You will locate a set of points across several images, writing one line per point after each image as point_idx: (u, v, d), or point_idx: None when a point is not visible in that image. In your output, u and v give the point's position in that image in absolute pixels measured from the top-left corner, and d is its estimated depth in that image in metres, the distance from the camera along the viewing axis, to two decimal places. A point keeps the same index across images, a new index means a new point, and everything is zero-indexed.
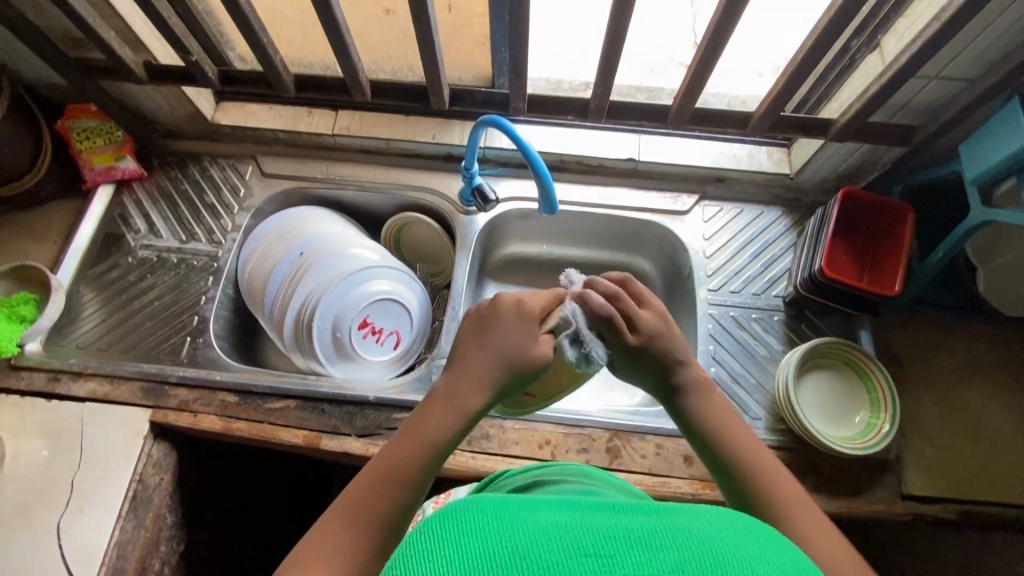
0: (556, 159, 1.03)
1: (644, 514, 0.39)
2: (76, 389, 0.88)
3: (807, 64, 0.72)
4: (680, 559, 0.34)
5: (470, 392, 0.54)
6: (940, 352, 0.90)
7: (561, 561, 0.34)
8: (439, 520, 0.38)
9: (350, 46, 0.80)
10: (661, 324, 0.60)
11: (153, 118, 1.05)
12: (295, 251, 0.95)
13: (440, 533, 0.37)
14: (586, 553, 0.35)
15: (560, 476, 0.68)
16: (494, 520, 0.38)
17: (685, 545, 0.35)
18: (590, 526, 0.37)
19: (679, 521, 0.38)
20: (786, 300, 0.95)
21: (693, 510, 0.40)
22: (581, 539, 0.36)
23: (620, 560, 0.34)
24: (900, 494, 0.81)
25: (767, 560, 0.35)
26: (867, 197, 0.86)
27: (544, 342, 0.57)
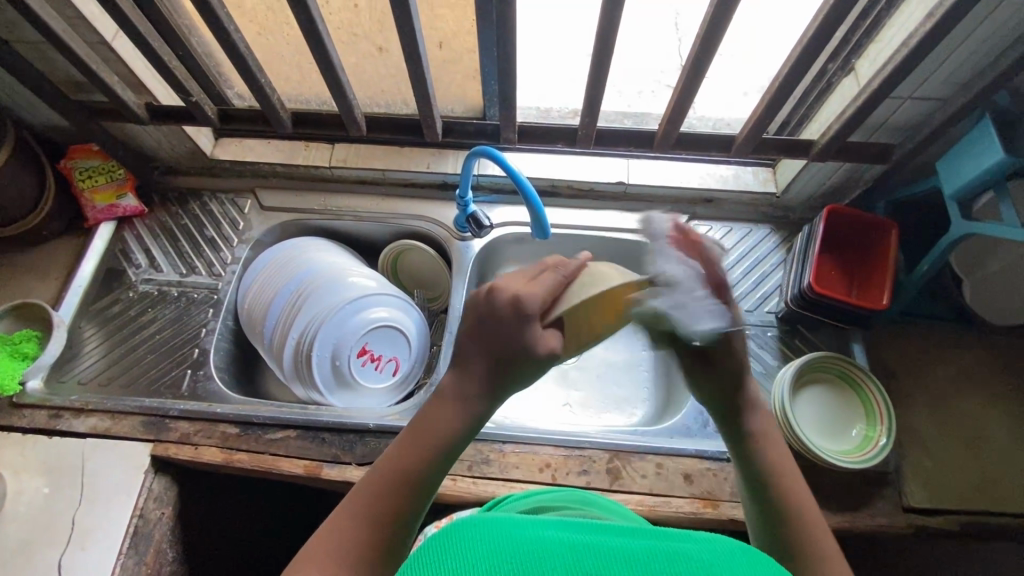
0: (548, 185, 1.06)
1: (645, 538, 0.41)
2: (78, 424, 0.89)
3: (784, 89, 0.75)
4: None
5: (476, 393, 0.53)
6: (933, 363, 0.91)
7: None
8: (450, 534, 0.40)
9: (344, 84, 0.83)
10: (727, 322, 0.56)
11: (154, 156, 1.08)
12: (297, 280, 0.97)
13: (452, 543, 0.39)
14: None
15: (560, 503, 0.69)
16: (502, 536, 0.39)
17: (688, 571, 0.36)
18: (593, 545, 0.39)
19: (677, 546, 0.39)
20: (778, 316, 0.97)
21: (692, 535, 0.41)
22: (586, 559, 0.37)
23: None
24: (901, 507, 0.81)
25: None
26: (853, 214, 0.88)
27: (547, 337, 0.54)
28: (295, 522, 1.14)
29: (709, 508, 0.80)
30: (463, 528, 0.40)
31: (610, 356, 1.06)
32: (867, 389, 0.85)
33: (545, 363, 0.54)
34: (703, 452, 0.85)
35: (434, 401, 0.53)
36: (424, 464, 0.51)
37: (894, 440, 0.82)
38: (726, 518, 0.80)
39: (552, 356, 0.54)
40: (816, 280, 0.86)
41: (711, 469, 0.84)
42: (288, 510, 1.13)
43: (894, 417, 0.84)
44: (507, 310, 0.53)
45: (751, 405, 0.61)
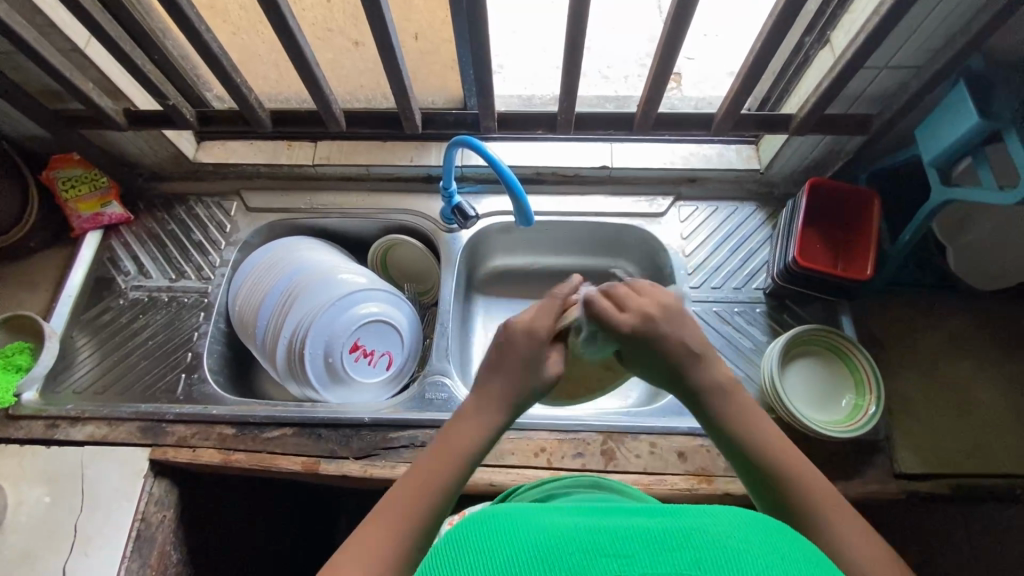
0: (533, 172, 1.07)
1: (660, 519, 0.42)
2: (75, 433, 0.90)
3: (759, 65, 0.75)
4: (697, 557, 0.37)
5: (491, 410, 0.59)
6: (920, 330, 0.92)
7: (582, 563, 0.37)
8: (468, 539, 0.41)
9: (321, 81, 0.83)
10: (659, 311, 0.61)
11: (137, 162, 1.08)
12: (286, 280, 0.98)
13: (469, 547, 0.40)
14: (605, 554, 0.37)
15: (564, 490, 0.70)
16: (517, 534, 0.40)
17: (697, 545, 0.38)
18: (607, 531, 0.40)
19: (690, 522, 0.40)
20: (766, 292, 0.97)
21: (705, 510, 0.43)
22: (601, 543, 0.38)
23: (639, 561, 0.37)
24: (893, 473, 0.82)
25: (782, 557, 0.38)
26: (835, 186, 0.88)
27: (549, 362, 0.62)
28: (297, 517, 1.15)
29: (704, 483, 0.81)
30: (482, 527, 0.42)
31: None
32: (855, 358, 0.85)
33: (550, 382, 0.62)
34: (696, 429, 0.86)
35: (461, 421, 0.59)
36: (443, 477, 0.55)
37: (883, 407, 0.83)
38: (722, 492, 0.81)
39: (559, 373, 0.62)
40: (800, 254, 0.87)
41: (705, 445, 0.85)
42: (290, 508, 1.14)
43: (883, 384, 0.85)
44: (523, 343, 0.60)
45: (709, 391, 0.60)
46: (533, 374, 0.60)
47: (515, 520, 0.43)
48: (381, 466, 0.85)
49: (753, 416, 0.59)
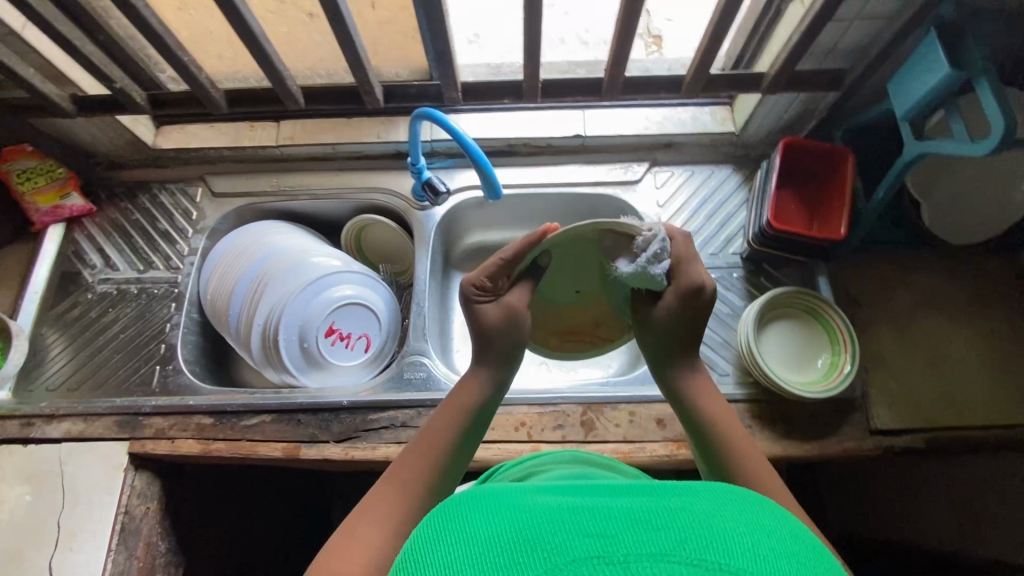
0: (504, 144, 1.04)
1: (645, 501, 0.41)
2: (51, 431, 0.89)
3: (726, 22, 0.72)
4: (681, 538, 0.36)
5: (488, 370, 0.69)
6: (896, 288, 0.92)
7: (564, 544, 0.36)
8: (453, 526, 0.41)
9: (273, 57, 0.79)
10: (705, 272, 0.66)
11: (94, 150, 1.04)
12: (257, 266, 0.96)
13: (454, 535, 0.40)
14: (589, 534, 0.37)
15: (542, 466, 0.71)
16: (501, 520, 0.40)
17: (683, 526, 0.37)
18: (589, 511, 0.39)
19: (674, 505, 0.40)
20: (743, 256, 0.97)
21: (691, 491, 0.43)
22: (582, 524, 0.38)
23: (622, 540, 0.36)
24: (868, 429, 0.84)
25: (770, 538, 0.38)
26: (808, 145, 0.87)
27: (508, 300, 0.68)
28: (287, 501, 1.16)
29: (683, 449, 0.82)
30: (467, 515, 0.41)
31: None
32: (830, 318, 0.85)
33: (513, 322, 0.68)
34: None
35: (465, 382, 0.69)
36: (452, 428, 0.65)
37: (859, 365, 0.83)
38: None
39: (516, 310, 0.68)
40: (774, 217, 0.86)
41: None
42: (279, 491, 1.14)
43: (858, 342, 0.85)
44: (477, 292, 0.68)
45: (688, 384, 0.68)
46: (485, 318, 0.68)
47: (501, 502, 0.42)
48: (362, 448, 0.85)
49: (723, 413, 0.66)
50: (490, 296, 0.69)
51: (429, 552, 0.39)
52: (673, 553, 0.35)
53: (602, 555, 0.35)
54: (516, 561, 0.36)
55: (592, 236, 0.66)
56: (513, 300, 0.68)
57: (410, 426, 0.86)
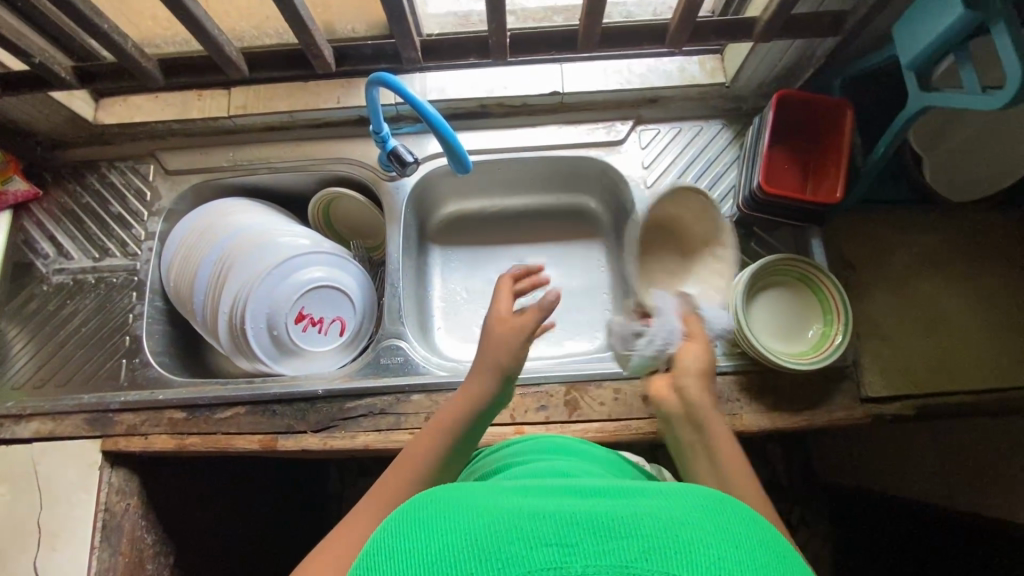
0: (477, 104, 0.96)
1: (610, 502, 0.39)
2: (20, 431, 0.86)
3: None
4: (645, 548, 0.34)
5: (491, 367, 0.65)
6: (893, 249, 0.87)
7: (522, 553, 0.35)
8: (409, 527, 0.38)
9: (206, 23, 0.70)
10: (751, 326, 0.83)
11: (29, 129, 0.95)
12: (221, 249, 0.90)
13: (410, 535, 0.37)
14: (548, 542, 0.35)
15: (532, 458, 0.66)
16: (459, 520, 0.38)
17: (648, 533, 0.35)
18: (550, 511, 0.37)
19: (639, 506, 0.38)
20: (732, 221, 0.92)
21: (660, 490, 0.41)
22: (543, 527, 0.36)
23: (583, 550, 0.34)
24: (858, 398, 0.82)
25: (737, 543, 0.36)
26: (804, 97, 0.79)
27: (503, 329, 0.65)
28: (277, 479, 1.16)
29: None
30: (424, 515, 0.39)
31: (567, 283, 1.07)
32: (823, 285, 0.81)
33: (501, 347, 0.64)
34: None
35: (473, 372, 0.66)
36: (458, 421, 0.63)
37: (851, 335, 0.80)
38: None
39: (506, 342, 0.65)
40: (766, 179, 0.79)
41: None
42: (268, 471, 1.13)
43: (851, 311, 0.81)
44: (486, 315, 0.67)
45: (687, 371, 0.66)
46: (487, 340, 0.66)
47: (460, 500, 0.40)
48: (340, 437, 0.82)
49: (709, 410, 0.64)
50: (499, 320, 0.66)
51: (381, 554, 0.37)
52: (633, 567, 0.34)
53: (560, 566, 0.34)
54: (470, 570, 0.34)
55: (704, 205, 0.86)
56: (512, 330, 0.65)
57: (389, 413, 0.83)
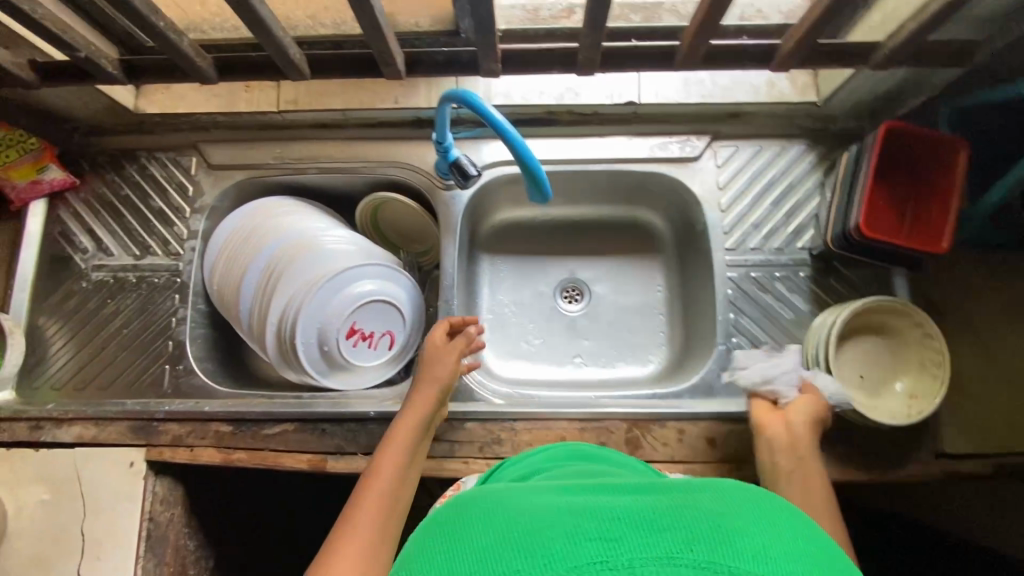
0: (543, 110, 0.89)
1: (642, 497, 0.35)
2: (62, 434, 0.84)
3: None
4: (689, 538, 0.31)
5: (433, 385, 0.77)
6: (985, 295, 0.82)
7: (558, 549, 0.31)
8: (432, 545, 0.34)
9: (271, 24, 0.64)
10: (899, 408, 0.75)
11: (67, 115, 0.89)
12: (269, 256, 0.86)
13: (436, 549, 0.33)
14: (590, 536, 0.31)
15: (558, 467, 0.61)
16: (486, 524, 0.34)
17: (695, 526, 0.32)
18: (581, 509, 0.34)
19: (675, 501, 0.34)
20: (812, 253, 0.86)
21: (696, 488, 0.37)
22: (577, 522, 0.32)
23: (627, 543, 0.30)
24: (934, 452, 0.78)
25: (786, 537, 0.32)
26: (912, 131, 0.72)
27: (443, 356, 0.79)
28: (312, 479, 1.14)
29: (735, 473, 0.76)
30: (448, 527, 0.35)
31: (621, 299, 1.02)
32: (929, 342, 0.74)
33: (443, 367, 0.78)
34: (728, 413, 0.79)
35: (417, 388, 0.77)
36: (412, 432, 0.72)
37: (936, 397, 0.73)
38: (752, 480, 0.77)
39: (446, 364, 0.78)
40: (867, 220, 0.73)
41: (737, 430, 0.79)
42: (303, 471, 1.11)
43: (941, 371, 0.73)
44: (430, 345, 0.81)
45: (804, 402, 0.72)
46: (428, 362, 0.79)
47: (492, 506, 0.36)
48: None
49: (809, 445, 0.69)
50: (437, 347, 0.80)
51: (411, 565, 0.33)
52: (680, 557, 0.30)
53: (607, 563, 0.30)
54: (506, 567, 0.30)
55: (896, 310, 0.75)
56: (452, 357, 0.80)
57: (443, 440, 0.80)
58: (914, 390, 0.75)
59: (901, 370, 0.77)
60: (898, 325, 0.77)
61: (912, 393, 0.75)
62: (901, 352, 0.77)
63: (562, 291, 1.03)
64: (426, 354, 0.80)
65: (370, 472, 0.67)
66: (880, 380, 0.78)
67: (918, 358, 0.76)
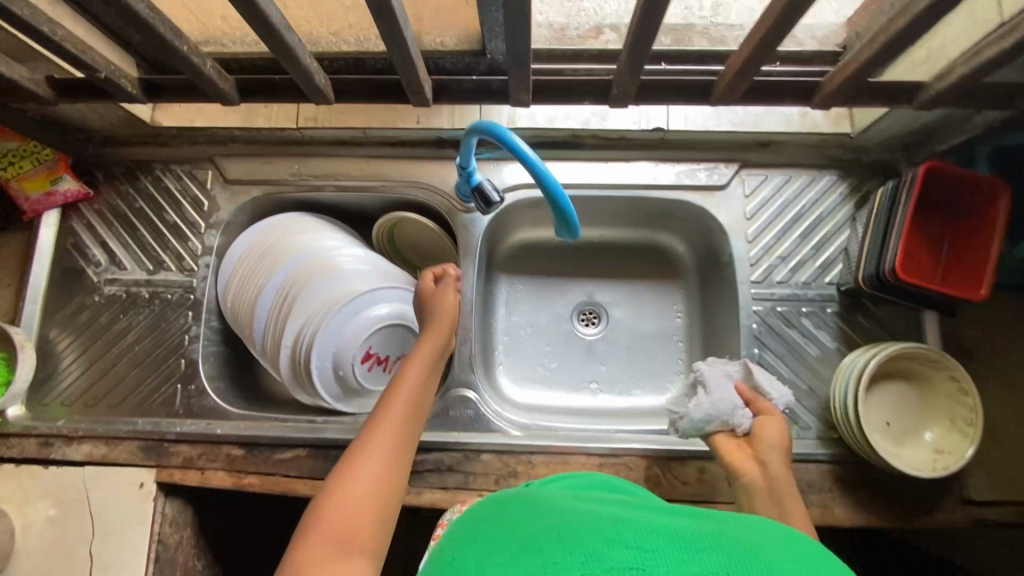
0: (567, 134, 0.88)
1: (689, 519, 0.36)
2: (72, 452, 0.82)
3: (906, 38, 0.54)
4: (725, 562, 0.31)
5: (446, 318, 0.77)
6: (1018, 339, 0.79)
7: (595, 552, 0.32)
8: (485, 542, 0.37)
9: (298, 50, 0.62)
10: (927, 459, 0.72)
11: (81, 125, 0.87)
12: (285, 275, 0.84)
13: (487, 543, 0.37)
14: (628, 545, 0.32)
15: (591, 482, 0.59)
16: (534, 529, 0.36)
17: (732, 551, 0.32)
18: (628, 521, 0.35)
19: (719, 526, 0.35)
20: (841, 289, 0.84)
21: (734, 516, 0.38)
22: (619, 532, 0.34)
23: (664, 556, 0.31)
24: (961, 498, 0.76)
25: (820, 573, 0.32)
26: (955, 173, 0.69)
27: (440, 299, 0.78)
28: None
29: None
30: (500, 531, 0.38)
31: (640, 325, 1.00)
32: (962, 395, 0.72)
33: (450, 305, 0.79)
34: None
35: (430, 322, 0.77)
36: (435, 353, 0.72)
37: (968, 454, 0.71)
38: None
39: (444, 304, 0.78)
40: (902, 263, 0.70)
41: None
42: None
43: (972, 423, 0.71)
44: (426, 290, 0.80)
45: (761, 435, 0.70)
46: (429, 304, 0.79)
47: (545, 513, 0.38)
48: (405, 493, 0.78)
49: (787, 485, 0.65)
50: (431, 289, 0.80)
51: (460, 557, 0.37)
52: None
53: (641, 570, 0.31)
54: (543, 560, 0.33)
55: (927, 358, 0.74)
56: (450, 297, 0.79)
57: (458, 471, 0.78)
58: (944, 443, 0.73)
59: (930, 419, 0.75)
60: (929, 373, 0.75)
61: (941, 445, 0.73)
62: (929, 401, 0.76)
63: (580, 314, 1.01)
64: (423, 297, 0.79)
65: (388, 391, 0.64)
66: (908, 429, 0.76)
67: (949, 409, 0.74)
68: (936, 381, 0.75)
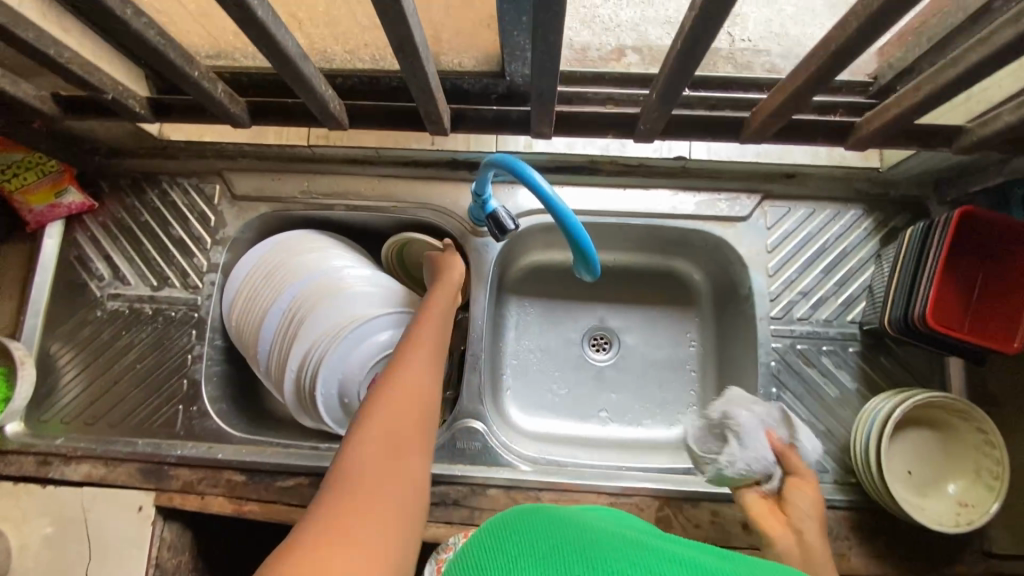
0: (584, 160, 0.85)
1: (715, 557, 0.39)
2: (70, 472, 0.81)
3: (953, 87, 0.51)
4: None
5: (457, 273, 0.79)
6: None
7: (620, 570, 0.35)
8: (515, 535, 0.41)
9: (313, 76, 0.59)
10: (950, 513, 0.70)
11: (88, 137, 0.85)
12: (292, 296, 0.82)
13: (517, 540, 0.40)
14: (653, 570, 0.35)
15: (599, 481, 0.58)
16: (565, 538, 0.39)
17: None
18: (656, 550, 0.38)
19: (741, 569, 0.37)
20: (863, 328, 0.81)
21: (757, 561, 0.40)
22: (647, 558, 0.37)
23: None
24: (981, 551, 0.74)
25: None
26: (992, 218, 0.66)
27: (448, 263, 0.80)
28: None
29: None
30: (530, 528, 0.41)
31: (652, 353, 0.98)
32: (988, 449, 0.70)
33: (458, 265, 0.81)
34: None
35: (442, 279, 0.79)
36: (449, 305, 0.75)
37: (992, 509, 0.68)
38: None
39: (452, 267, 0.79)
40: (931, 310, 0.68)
41: None
42: None
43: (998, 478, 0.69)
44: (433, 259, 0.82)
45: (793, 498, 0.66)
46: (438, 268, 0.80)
47: (575, 527, 0.41)
48: None
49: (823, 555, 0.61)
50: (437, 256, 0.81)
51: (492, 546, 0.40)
52: None
53: None
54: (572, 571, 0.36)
55: (953, 407, 0.71)
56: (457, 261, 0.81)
57: (463, 505, 0.76)
58: (967, 496, 0.70)
59: (953, 471, 0.73)
60: (954, 423, 0.73)
61: (964, 499, 0.70)
62: (953, 452, 0.73)
63: (590, 340, 0.99)
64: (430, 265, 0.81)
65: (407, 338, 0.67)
66: (929, 479, 0.73)
67: (973, 461, 0.71)
68: (961, 431, 0.72)
